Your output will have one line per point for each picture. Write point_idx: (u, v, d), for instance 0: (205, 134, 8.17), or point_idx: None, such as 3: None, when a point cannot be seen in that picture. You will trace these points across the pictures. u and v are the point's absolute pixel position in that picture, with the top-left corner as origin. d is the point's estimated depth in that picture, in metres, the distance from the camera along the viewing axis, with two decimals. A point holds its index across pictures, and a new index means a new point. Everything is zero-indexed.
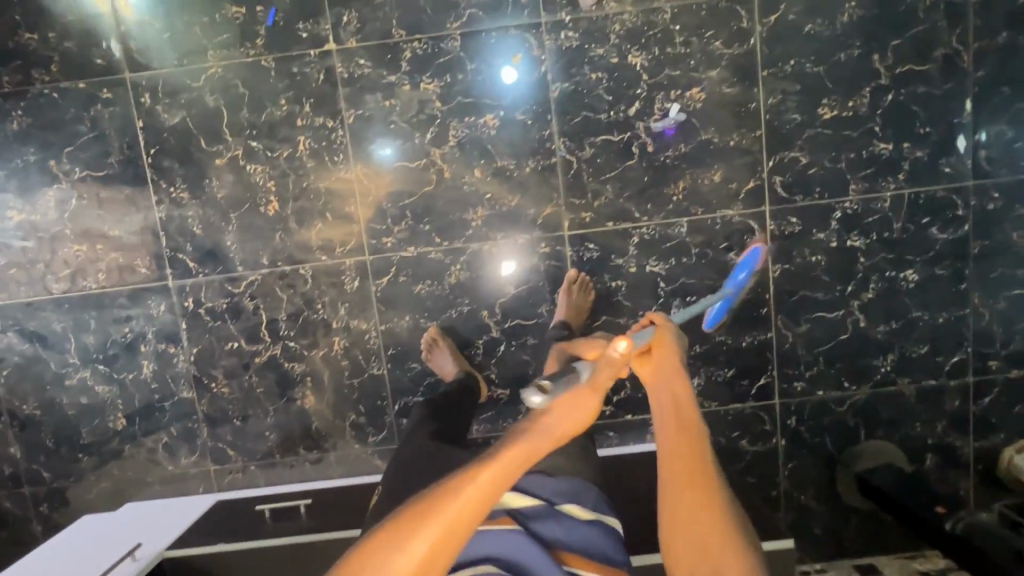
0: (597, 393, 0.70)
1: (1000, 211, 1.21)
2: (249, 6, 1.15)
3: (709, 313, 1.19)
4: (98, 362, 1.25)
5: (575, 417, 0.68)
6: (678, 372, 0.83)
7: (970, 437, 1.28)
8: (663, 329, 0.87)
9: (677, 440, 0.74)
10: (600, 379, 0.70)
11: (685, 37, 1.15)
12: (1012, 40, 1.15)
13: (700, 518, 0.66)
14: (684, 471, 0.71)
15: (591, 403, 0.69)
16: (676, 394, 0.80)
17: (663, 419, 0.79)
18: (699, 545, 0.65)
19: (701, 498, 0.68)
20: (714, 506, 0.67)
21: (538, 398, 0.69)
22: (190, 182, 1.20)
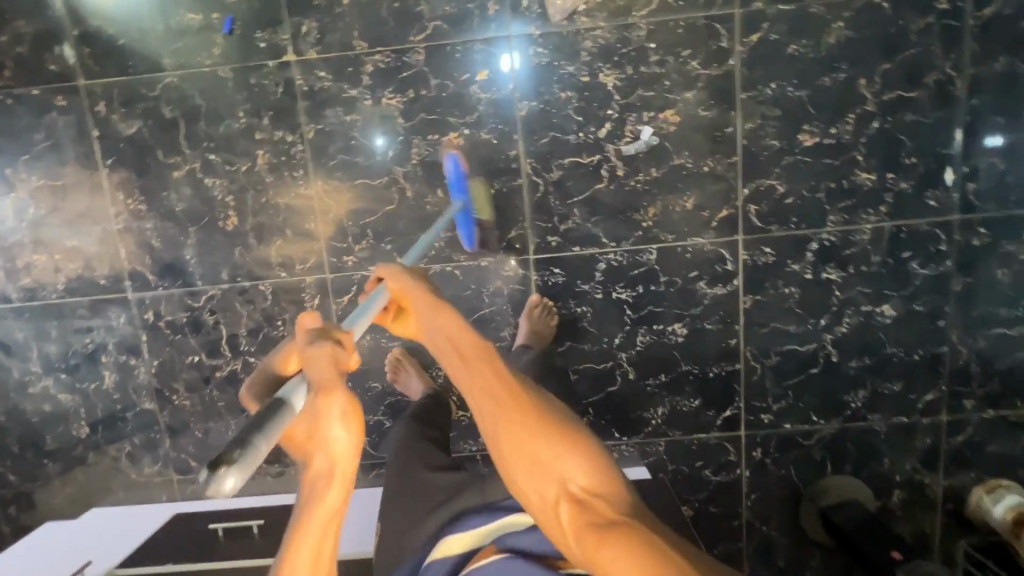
0: (333, 395, 0.53)
1: (986, 248, 1.15)
2: (206, 12, 1.11)
3: (458, 232, 1.16)
4: (60, 372, 1.26)
5: (332, 441, 0.53)
6: (432, 303, 0.73)
7: (940, 475, 1.25)
8: (396, 275, 0.77)
9: (472, 379, 0.65)
10: (324, 378, 0.54)
11: (661, 56, 1.09)
12: (1011, 68, 1.08)
13: (531, 445, 0.61)
14: (494, 404, 0.64)
15: (336, 407, 0.53)
16: (444, 327, 0.70)
17: (449, 362, 0.68)
18: (538, 473, 0.61)
19: (519, 416, 0.62)
20: (536, 420, 0.62)
21: (228, 482, 0.45)
22: (149, 194, 1.18)
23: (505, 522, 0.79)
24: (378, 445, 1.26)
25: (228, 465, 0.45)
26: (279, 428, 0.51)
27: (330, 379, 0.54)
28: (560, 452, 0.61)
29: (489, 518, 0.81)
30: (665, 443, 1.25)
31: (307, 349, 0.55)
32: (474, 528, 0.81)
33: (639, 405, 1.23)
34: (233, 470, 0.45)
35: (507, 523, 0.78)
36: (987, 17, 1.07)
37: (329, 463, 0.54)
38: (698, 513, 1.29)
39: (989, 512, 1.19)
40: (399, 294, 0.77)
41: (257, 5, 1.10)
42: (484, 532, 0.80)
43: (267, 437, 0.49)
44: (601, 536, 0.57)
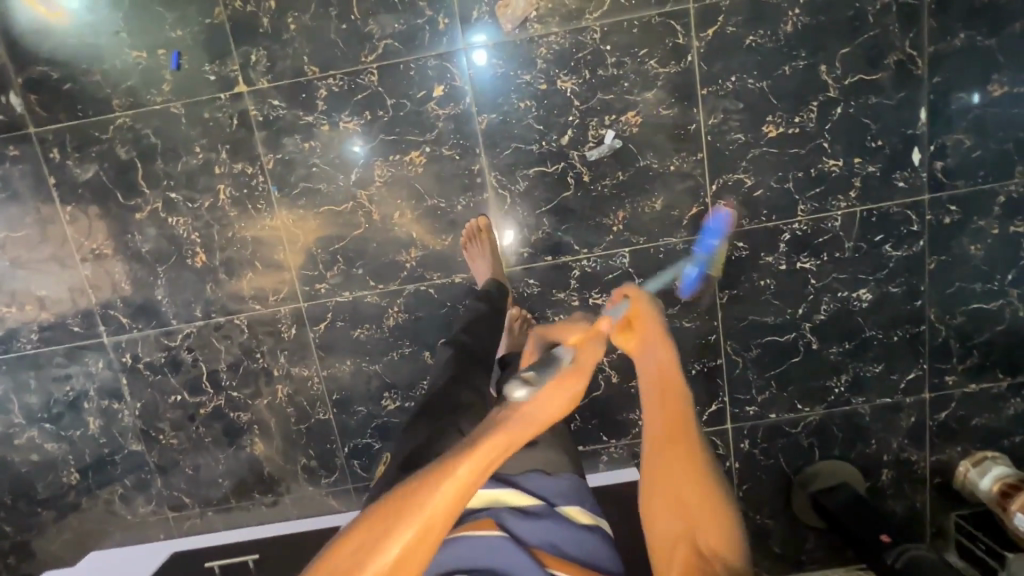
0: (584, 377, 0.62)
1: (958, 225, 1.15)
2: (151, 49, 1.08)
3: (681, 283, 1.18)
4: (43, 421, 1.25)
5: (567, 394, 0.60)
6: (655, 326, 0.78)
7: (927, 451, 1.26)
8: (637, 300, 0.83)
9: (660, 414, 0.71)
10: (584, 361, 0.64)
11: (617, 58, 1.07)
12: (971, 42, 1.07)
13: (684, 495, 0.66)
14: (665, 438, 0.69)
15: (578, 389, 0.61)
16: (661, 359, 0.75)
17: (647, 380, 0.73)
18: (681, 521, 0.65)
19: (690, 465, 0.68)
20: (694, 472, 0.67)
21: (522, 389, 0.59)
22: (113, 237, 1.16)
23: (500, 496, 0.73)
24: (370, 468, 1.26)
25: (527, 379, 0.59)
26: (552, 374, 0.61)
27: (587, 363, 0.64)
28: (708, 514, 0.65)
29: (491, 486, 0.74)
30: None
31: (589, 340, 0.68)
32: (474, 490, 0.73)
33: (624, 406, 1.24)
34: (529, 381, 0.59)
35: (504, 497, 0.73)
36: None
37: (542, 412, 0.58)
38: None
39: (975, 484, 1.21)
40: (633, 316, 0.80)
41: (202, 38, 1.07)
42: (480, 497, 0.72)
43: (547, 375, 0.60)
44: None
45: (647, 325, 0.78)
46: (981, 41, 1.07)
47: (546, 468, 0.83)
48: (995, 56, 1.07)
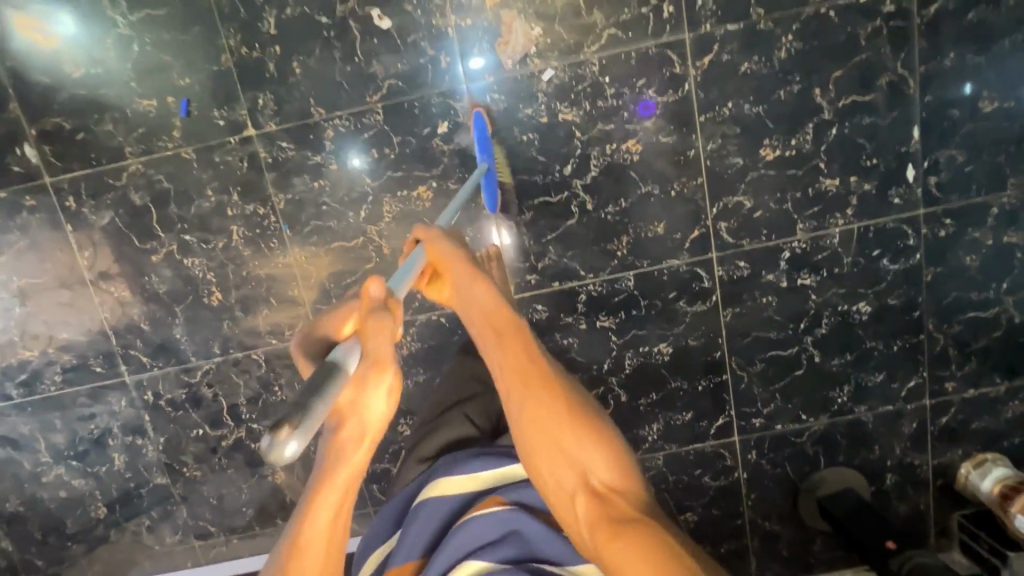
0: (386, 368, 0.58)
1: (953, 238, 1.18)
2: (160, 96, 1.10)
3: (482, 200, 1.16)
4: (70, 459, 1.28)
5: (373, 406, 0.58)
6: (471, 274, 0.81)
7: (928, 455, 1.30)
8: (433, 242, 0.83)
9: (512, 363, 0.73)
10: (380, 351, 0.58)
11: (617, 89, 1.10)
12: (960, 61, 1.10)
13: (552, 433, 0.69)
14: (523, 390, 0.72)
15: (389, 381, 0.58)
16: (482, 298, 0.80)
17: (482, 335, 0.78)
18: (554, 455, 0.68)
19: (542, 390, 0.71)
20: (556, 404, 0.70)
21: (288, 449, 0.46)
22: (131, 279, 1.19)
23: (506, 472, 0.83)
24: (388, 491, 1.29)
25: (289, 430, 0.46)
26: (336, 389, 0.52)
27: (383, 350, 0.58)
28: (574, 431, 0.69)
29: (493, 465, 0.83)
30: (663, 456, 1.29)
31: (370, 317, 0.60)
32: (476, 474, 0.83)
33: (634, 423, 1.28)
34: (293, 435, 0.46)
35: (509, 472, 0.83)
36: (933, 14, 1.07)
37: (359, 427, 0.58)
38: (703, 517, 1.34)
39: (977, 487, 1.25)
40: (434, 262, 0.83)
41: (209, 84, 1.10)
42: (485, 479, 0.82)
43: (321, 404, 0.50)
44: (608, 525, 0.63)
45: (458, 267, 0.82)
46: (970, 59, 1.09)
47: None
48: (985, 74, 1.10)
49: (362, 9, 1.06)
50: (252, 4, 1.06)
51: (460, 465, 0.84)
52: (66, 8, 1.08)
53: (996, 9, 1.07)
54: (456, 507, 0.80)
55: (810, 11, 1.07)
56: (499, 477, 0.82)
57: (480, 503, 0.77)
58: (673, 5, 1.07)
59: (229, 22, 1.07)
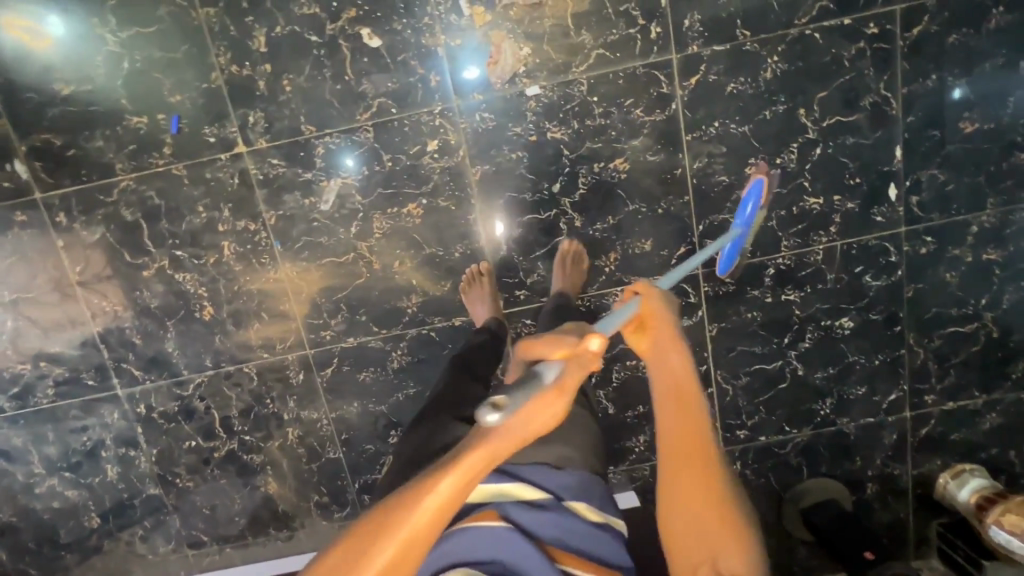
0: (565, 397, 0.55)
1: (934, 255, 1.20)
2: (151, 114, 1.11)
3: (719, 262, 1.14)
4: (63, 470, 1.29)
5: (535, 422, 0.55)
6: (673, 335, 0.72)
7: (908, 465, 1.33)
8: (648, 296, 0.74)
9: (682, 430, 0.67)
10: (568, 380, 0.56)
11: (604, 108, 1.11)
12: (942, 83, 1.11)
13: (702, 520, 0.65)
14: (684, 462, 0.67)
15: (557, 411, 0.55)
16: (671, 364, 0.71)
17: (656, 392, 0.70)
18: (694, 533, 0.65)
19: (704, 472, 0.66)
20: (713, 491, 0.65)
21: (492, 415, 0.52)
22: (123, 294, 1.20)
23: (508, 490, 0.71)
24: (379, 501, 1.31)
25: (491, 411, 0.52)
26: (525, 401, 0.53)
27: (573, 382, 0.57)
28: (721, 522, 0.64)
29: (499, 479, 0.72)
30: (650, 467, 1.32)
31: (575, 348, 0.57)
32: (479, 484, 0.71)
33: (621, 435, 1.30)
34: (492, 410, 0.52)
35: (514, 493, 0.71)
36: (916, 36, 1.09)
37: (526, 427, 0.54)
38: None
39: (955, 495, 1.28)
40: (645, 314, 0.74)
41: (200, 101, 1.10)
42: (488, 493, 0.71)
43: (517, 404, 0.52)
44: None
45: (662, 327, 0.73)
46: (952, 81, 1.11)
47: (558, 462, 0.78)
48: (965, 96, 1.12)
49: (351, 28, 1.07)
50: (242, 22, 1.07)
51: None
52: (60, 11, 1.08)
53: (977, 32, 1.09)
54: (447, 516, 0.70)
55: (795, 32, 1.09)
56: (502, 495, 0.71)
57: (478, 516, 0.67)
58: (660, 26, 1.08)
59: (219, 40, 1.07)
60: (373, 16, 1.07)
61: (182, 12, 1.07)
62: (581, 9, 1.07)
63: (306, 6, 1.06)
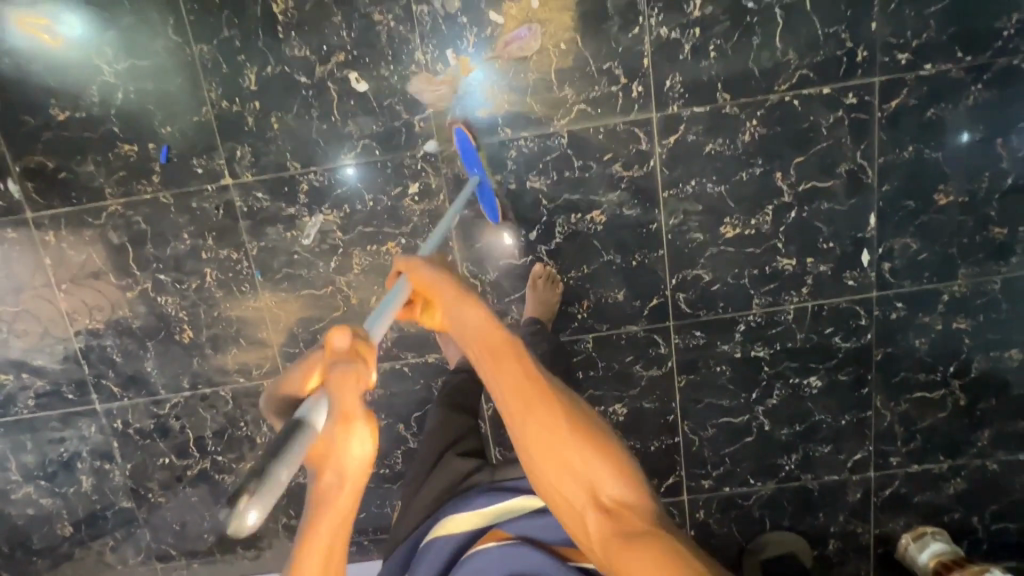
0: (355, 420, 0.53)
1: (904, 321, 1.21)
2: (142, 143, 1.14)
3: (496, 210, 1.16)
4: (39, 479, 1.32)
5: (347, 462, 0.53)
6: (460, 295, 0.72)
7: (871, 523, 1.34)
8: (419, 271, 0.76)
9: (506, 379, 0.66)
10: (345, 403, 0.53)
11: (584, 161, 1.13)
12: (918, 155, 1.13)
13: (558, 447, 0.63)
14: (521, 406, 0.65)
15: (360, 432, 0.53)
16: (476, 321, 0.70)
17: (476, 355, 0.69)
18: (557, 469, 0.63)
19: (541, 407, 0.65)
20: (558, 421, 0.64)
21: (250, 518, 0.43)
22: (105, 314, 1.23)
23: (512, 506, 0.81)
24: None
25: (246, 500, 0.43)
26: (298, 450, 0.48)
27: (351, 403, 0.53)
28: (574, 439, 0.64)
29: (497, 498, 0.83)
30: None
31: (330, 371, 0.55)
32: (480, 508, 0.82)
33: None
34: (252, 503, 0.43)
35: (516, 505, 0.81)
36: (894, 108, 1.11)
37: (339, 478, 0.53)
38: None
39: (914, 557, 1.28)
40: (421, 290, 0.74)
41: (190, 133, 1.13)
42: (491, 512, 0.82)
43: (285, 466, 0.46)
44: (627, 545, 0.58)
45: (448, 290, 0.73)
46: (928, 154, 1.13)
47: None
48: (941, 169, 1.13)
49: (340, 71, 1.10)
50: (234, 60, 1.10)
51: (468, 501, 0.84)
52: (75, 13, 1.10)
53: (955, 108, 1.10)
54: (464, 542, 0.80)
55: (775, 98, 1.10)
56: (504, 510, 0.81)
57: (491, 536, 0.78)
58: (641, 85, 1.10)
59: (212, 76, 1.10)
60: (361, 61, 1.09)
61: (178, 47, 1.10)
62: (565, 64, 1.09)
63: (297, 48, 1.09)
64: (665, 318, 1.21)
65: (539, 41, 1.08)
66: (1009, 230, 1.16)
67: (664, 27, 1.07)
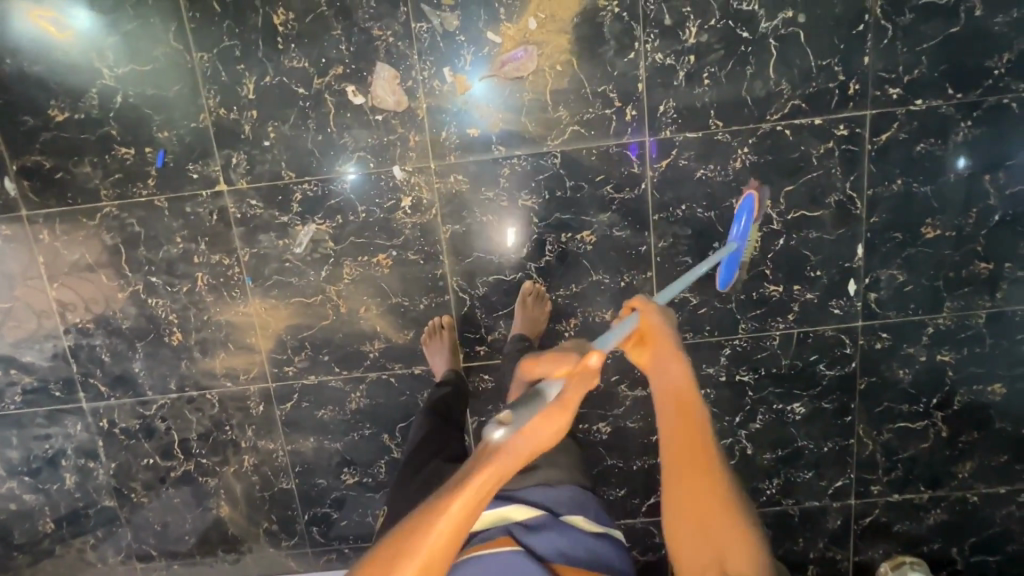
0: (567, 414, 0.65)
1: (889, 351, 1.22)
2: (139, 147, 1.15)
3: (489, 227, 1.17)
4: (23, 474, 1.32)
5: (546, 433, 0.63)
6: (672, 352, 0.81)
7: (850, 551, 1.34)
8: (647, 312, 0.85)
9: (684, 433, 0.73)
10: (569, 397, 0.66)
11: (576, 182, 1.14)
12: (906, 188, 1.14)
13: (707, 513, 0.69)
14: (688, 461, 0.72)
15: (562, 422, 0.65)
16: (673, 377, 0.78)
17: (662, 400, 0.77)
18: (699, 529, 0.69)
19: (708, 475, 0.71)
20: (716, 494, 0.70)
21: (499, 431, 0.62)
22: (96, 314, 1.24)
23: (508, 514, 0.82)
24: (327, 535, 1.34)
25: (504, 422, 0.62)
26: (531, 413, 0.63)
27: (573, 400, 0.66)
28: (724, 514, 0.69)
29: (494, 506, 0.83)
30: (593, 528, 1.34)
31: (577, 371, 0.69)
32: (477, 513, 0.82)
33: None
34: (506, 423, 0.62)
35: (513, 514, 0.82)
36: (884, 141, 1.12)
37: (537, 433, 0.63)
38: None
39: None
40: (642, 330, 0.84)
41: (187, 139, 1.14)
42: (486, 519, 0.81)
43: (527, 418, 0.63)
44: None
45: (661, 343, 0.82)
46: (917, 187, 1.14)
47: (549, 482, 0.91)
48: (928, 202, 1.14)
49: (338, 84, 1.11)
50: (233, 69, 1.11)
51: None
52: (78, 14, 1.11)
53: (944, 143, 1.12)
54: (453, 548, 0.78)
55: (766, 127, 1.11)
56: (500, 519, 0.81)
57: (486, 543, 0.76)
58: (635, 109, 1.11)
59: (210, 84, 1.12)
60: (359, 75, 1.10)
61: (179, 54, 1.11)
62: (560, 86, 1.10)
63: (296, 59, 1.10)
64: None
65: (536, 63, 1.09)
66: (995, 265, 1.17)
67: (659, 53, 1.09)
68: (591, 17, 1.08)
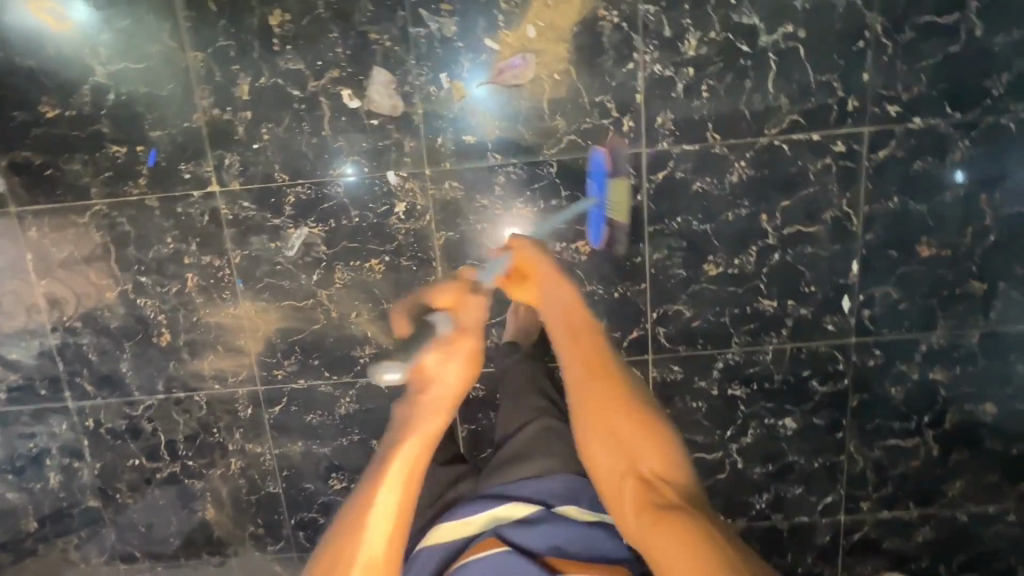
0: (469, 335, 0.83)
1: (881, 368, 1.22)
2: (131, 145, 1.13)
3: (483, 234, 1.16)
4: (6, 473, 1.31)
5: (455, 365, 0.81)
6: (555, 276, 0.98)
7: (838, 567, 1.34)
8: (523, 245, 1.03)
9: (581, 350, 0.90)
10: (465, 322, 0.85)
11: (571, 192, 1.14)
12: (902, 206, 1.13)
13: (617, 416, 0.83)
14: (588, 373, 0.87)
15: (468, 346, 0.82)
16: (564, 300, 0.96)
17: (560, 329, 0.94)
18: (609, 435, 0.82)
19: (609, 384, 0.86)
20: (616, 395, 0.85)
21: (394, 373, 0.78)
22: (84, 312, 1.22)
23: (498, 514, 0.86)
24: (313, 539, 1.33)
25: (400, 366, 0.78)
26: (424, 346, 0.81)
27: (471, 325, 0.85)
28: (624, 414, 0.83)
29: (485, 508, 0.87)
30: None
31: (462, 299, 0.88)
32: (469, 518, 0.86)
33: None
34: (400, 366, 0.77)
35: (503, 514, 0.86)
36: (881, 159, 1.11)
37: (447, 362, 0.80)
38: None
39: None
40: (524, 265, 1.01)
41: (179, 138, 1.13)
42: (478, 522, 0.86)
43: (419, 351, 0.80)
44: (661, 514, 0.72)
45: (546, 270, 1.00)
46: (913, 205, 1.13)
47: (541, 472, 0.92)
48: (924, 220, 1.14)
49: (334, 87, 1.10)
50: (228, 70, 1.10)
51: (456, 511, 0.88)
52: (70, 9, 1.09)
53: (942, 161, 1.11)
54: (452, 552, 0.83)
55: (764, 141, 1.11)
56: (491, 519, 0.85)
57: (475, 548, 0.81)
58: (632, 119, 1.10)
59: (204, 83, 1.10)
60: (356, 79, 1.09)
61: (173, 52, 1.10)
62: (558, 95, 1.09)
63: (292, 61, 1.09)
64: (646, 351, 1.21)
65: (534, 71, 1.09)
66: (989, 285, 1.17)
67: (659, 64, 1.08)
68: (590, 26, 1.07)
